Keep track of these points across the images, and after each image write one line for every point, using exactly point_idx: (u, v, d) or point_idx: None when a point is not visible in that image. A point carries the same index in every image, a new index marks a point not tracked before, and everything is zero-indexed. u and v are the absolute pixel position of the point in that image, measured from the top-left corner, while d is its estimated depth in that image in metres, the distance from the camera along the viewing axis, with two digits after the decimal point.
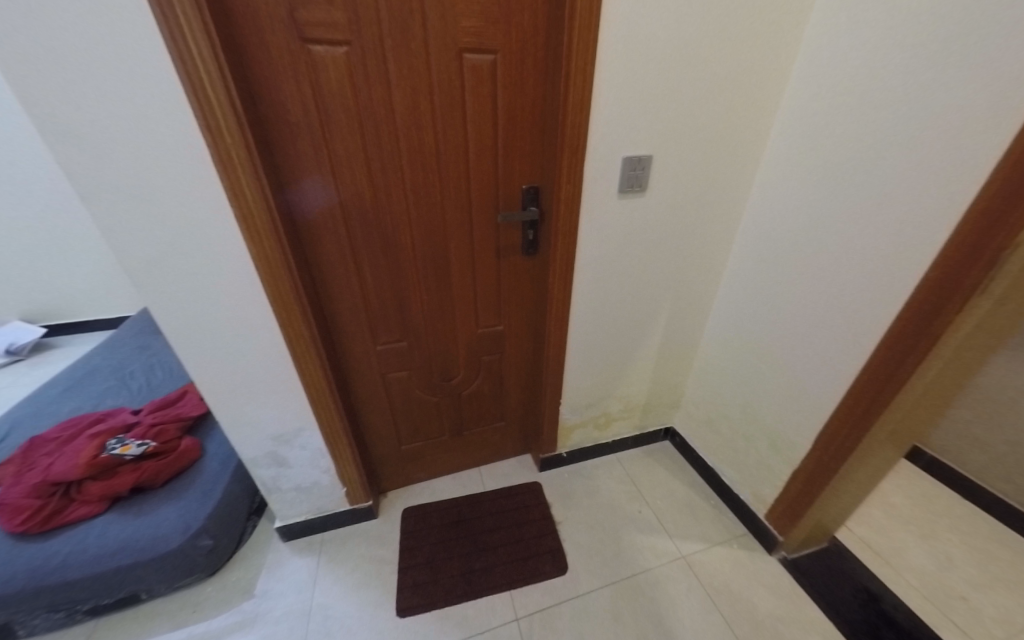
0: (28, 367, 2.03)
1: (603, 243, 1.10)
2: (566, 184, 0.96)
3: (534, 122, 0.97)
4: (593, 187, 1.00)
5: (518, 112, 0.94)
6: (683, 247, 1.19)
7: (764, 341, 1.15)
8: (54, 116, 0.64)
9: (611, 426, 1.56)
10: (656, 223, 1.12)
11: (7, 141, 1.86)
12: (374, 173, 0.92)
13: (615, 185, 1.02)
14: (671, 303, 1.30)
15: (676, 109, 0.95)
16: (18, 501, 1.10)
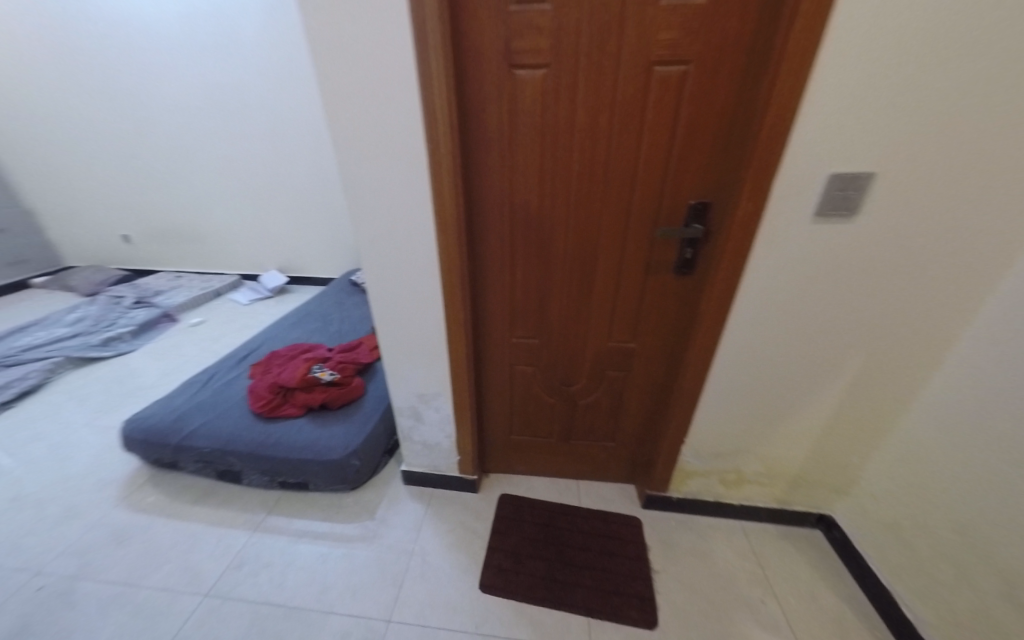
0: (277, 304, 2.87)
1: (777, 273, 0.96)
2: (745, 202, 0.87)
3: (719, 135, 0.90)
4: (778, 207, 0.88)
5: (702, 124, 0.89)
6: (893, 294, 0.94)
7: (1015, 442, 0.82)
8: (341, 126, 0.89)
9: (743, 488, 1.33)
10: (860, 258, 0.91)
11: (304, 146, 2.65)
12: (544, 179, 1.00)
13: (812, 209, 0.87)
14: (860, 361, 1.04)
15: (922, 120, 0.76)
16: (260, 392, 1.58)
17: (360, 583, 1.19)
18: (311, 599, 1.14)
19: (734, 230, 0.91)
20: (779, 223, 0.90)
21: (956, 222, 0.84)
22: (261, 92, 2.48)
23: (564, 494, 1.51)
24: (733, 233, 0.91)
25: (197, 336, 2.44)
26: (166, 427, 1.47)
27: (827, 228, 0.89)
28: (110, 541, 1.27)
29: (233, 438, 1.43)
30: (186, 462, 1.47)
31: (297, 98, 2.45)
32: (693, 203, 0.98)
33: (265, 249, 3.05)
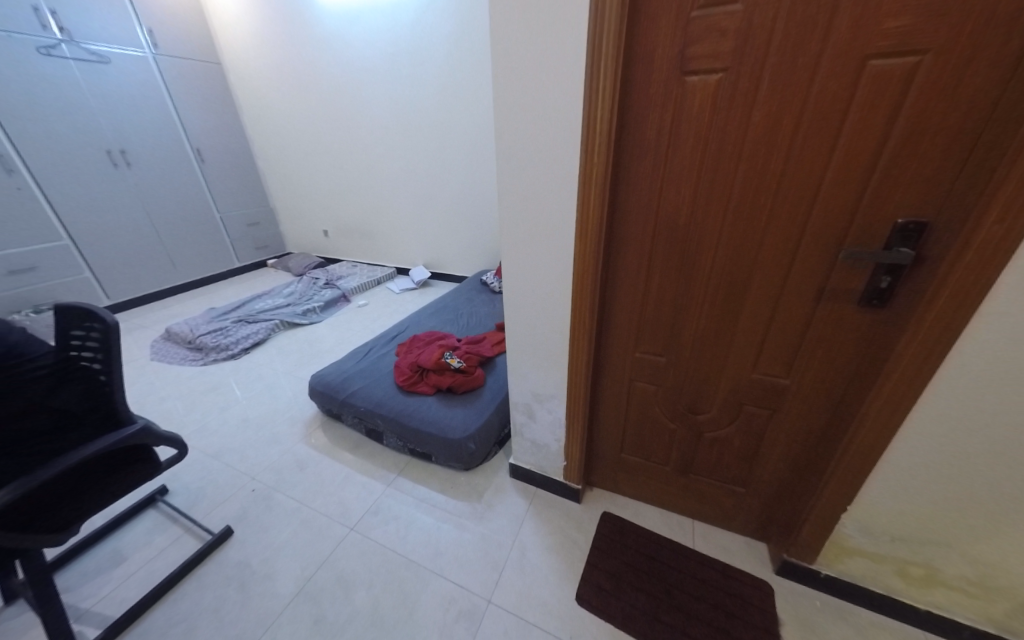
0: (420, 295, 3.31)
1: None
2: (993, 225, 0.69)
3: (957, 138, 0.71)
4: None
5: (931, 126, 0.72)
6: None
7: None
8: (507, 139, 0.98)
9: (928, 588, 1.03)
10: None
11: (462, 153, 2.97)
12: (699, 190, 0.93)
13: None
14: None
15: None
16: (403, 368, 1.85)
17: (468, 558, 1.29)
18: (426, 558, 1.29)
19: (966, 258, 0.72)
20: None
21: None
22: (438, 111, 2.90)
23: (676, 530, 1.38)
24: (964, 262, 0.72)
25: (361, 316, 2.97)
26: (337, 384, 1.83)
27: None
28: (294, 466, 1.64)
29: (381, 403, 1.70)
30: (345, 416, 1.80)
31: (466, 115, 2.82)
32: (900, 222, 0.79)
33: (417, 246, 3.55)
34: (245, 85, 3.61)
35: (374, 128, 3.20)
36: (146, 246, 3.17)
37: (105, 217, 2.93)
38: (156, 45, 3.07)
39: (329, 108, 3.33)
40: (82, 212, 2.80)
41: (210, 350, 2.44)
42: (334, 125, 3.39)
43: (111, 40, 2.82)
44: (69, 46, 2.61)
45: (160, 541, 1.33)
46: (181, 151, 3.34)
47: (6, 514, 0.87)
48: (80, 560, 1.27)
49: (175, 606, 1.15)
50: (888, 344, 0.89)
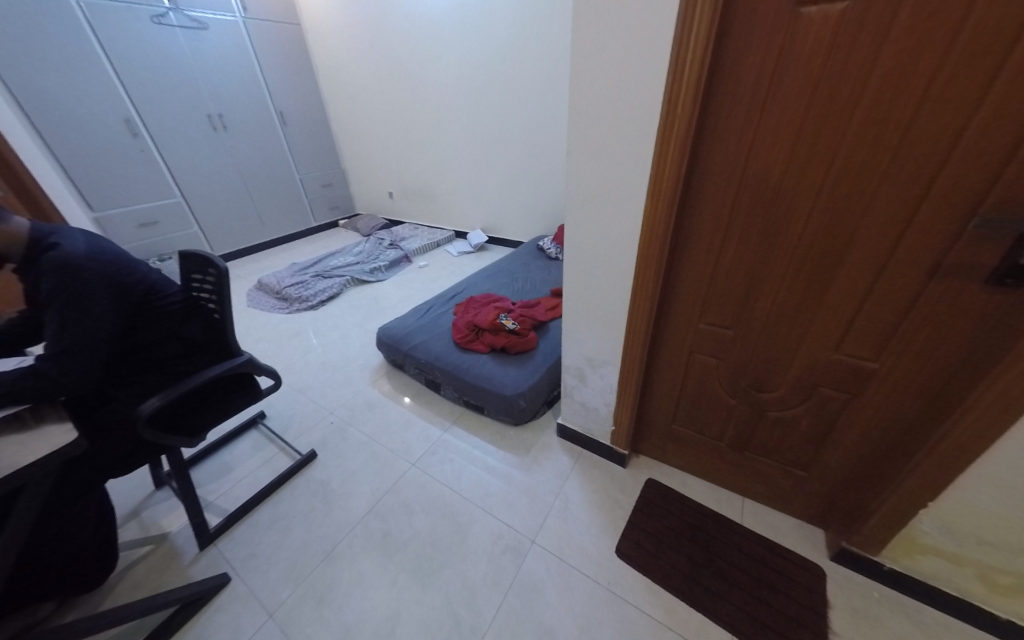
0: (477, 258, 3.36)
1: None
2: None
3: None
4: None
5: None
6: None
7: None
8: (582, 91, 0.93)
9: (1014, 599, 0.94)
10: None
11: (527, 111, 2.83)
12: (799, 144, 0.82)
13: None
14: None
15: None
16: (460, 326, 1.93)
17: (515, 503, 1.39)
18: (476, 498, 1.40)
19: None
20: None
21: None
22: (503, 65, 2.77)
23: (725, 505, 1.37)
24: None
25: (423, 276, 3.10)
26: (400, 337, 1.97)
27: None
28: (363, 406, 1.83)
29: (439, 357, 1.81)
30: (407, 367, 1.95)
31: (531, 68, 2.67)
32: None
33: (477, 208, 3.56)
34: (320, 46, 3.68)
35: (440, 85, 3.15)
36: (240, 202, 3.51)
37: (208, 177, 3.26)
38: (246, 8, 3.20)
39: (399, 67, 3.32)
40: (189, 172, 3.14)
41: (294, 300, 2.72)
42: (401, 82, 3.37)
43: (208, 5, 3.00)
44: (175, 14, 2.82)
45: (259, 457, 1.57)
46: (267, 114, 3.56)
47: (178, 410, 1.13)
48: (205, 462, 1.56)
49: (274, 508, 1.38)
50: (1009, 329, 0.77)
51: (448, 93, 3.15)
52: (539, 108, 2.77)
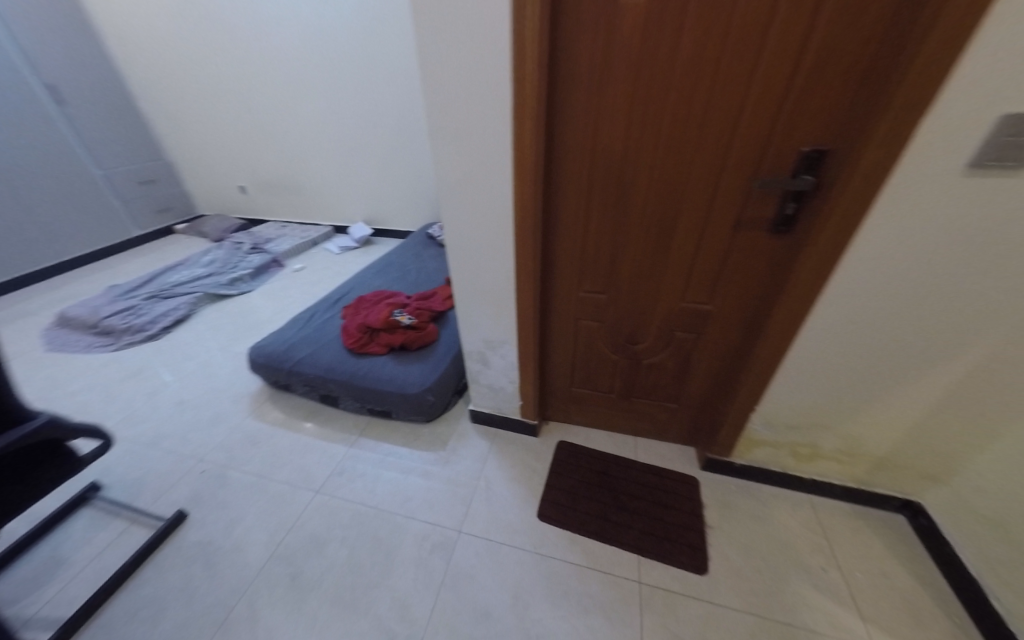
0: (362, 253, 3.11)
1: (899, 238, 0.84)
2: (874, 149, 0.76)
3: (854, 66, 0.77)
4: (915, 158, 0.76)
5: (836, 50, 0.76)
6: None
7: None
8: (434, 72, 0.90)
9: (815, 462, 1.28)
10: (1015, 223, 0.77)
11: (390, 89, 2.67)
12: (632, 121, 0.93)
13: (967, 156, 0.73)
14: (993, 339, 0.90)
15: None
16: (350, 330, 1.78)
17: (436, 499, 1.37)
18: (395, 506, 1.35)
19: (857, 182, 0.80)
20: (922, 173, 0.76)
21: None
22: (358, 41, 2.55)
23: (622, 447, 1.56)
24: (853, 183, 0.80)
25: (298, 280, 2.76)
26: (279, 354, 1.73)
27: (983, 181, 0.75)
28: (244, 442, 1.58)
29: (331, 368, 1.65)
30: (294, 386, 1.74)
31: (390, 44, 2.50)
32: (805, 150, 0.87)
33: (351, 199, 3.27)
34: (115, 14, 2.99)
35: (285, 58, 2.77)
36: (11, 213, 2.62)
37: None
38: None
39: (228, 36, 2.82)
40: None
41: (124, 332, 2.17)
42: (235, 53, 2.87)
43: None
44: None
45: (102, 538, 1.25)
46: (32, 91, 2.67)
47: None
48: (14, 568, 1.18)
49: (135, 594, 1.12)
50: (786, 265, 1.01)
51: (297, 69, 2.78)
52: (403, 86, 2.63)
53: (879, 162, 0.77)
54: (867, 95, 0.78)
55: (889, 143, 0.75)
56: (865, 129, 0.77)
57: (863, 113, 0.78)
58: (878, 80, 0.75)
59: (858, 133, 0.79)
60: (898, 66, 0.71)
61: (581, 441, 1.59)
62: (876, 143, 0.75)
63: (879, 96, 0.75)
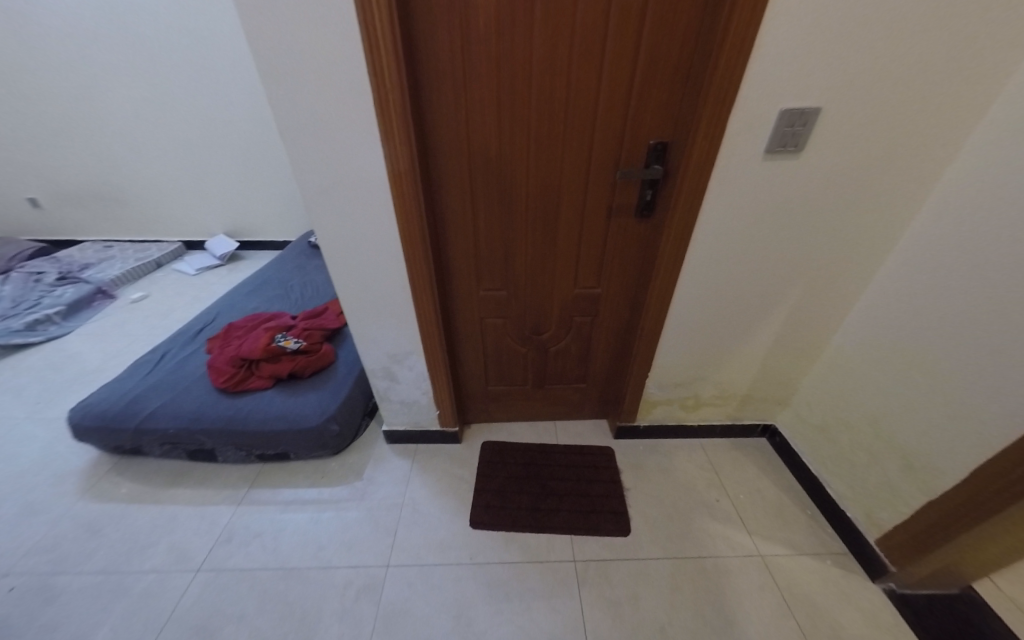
0: (228, 272, 2.65)
1: (730, 213, 1.00)
2: (701, 139, 0.88)
3: (677, 68, 0.88)
4: (731, 146, 0.90)
5: (661, 53, 0.87)
6: (836, 221, 1.01)
7: (928, 343, 0.96)
8: (273, 63, 0.79)
9: (700, 410, 1.48)
10: (804, 194, 0.97)
11: (236, 81, 2.34)
12: (501, 118, 0.94)
13: (764, 143, 0.90)
14: (804, 286, 1.14)
15: (863, 56, 0.79)
16: (222, 366, 1.51)
17: (357, 538, 1.25)
18: (308, 559, 1.19)
19: (692, 169, 0.93)
20: (737, 158, 0.92)
21: (893, 155, 0.90)
22: (192, 26, 2.19)
23: (543, 434, 1.61)
24: (691, 169, 0.93)
25: (142, 313, 2.24)
26: (123, 411, 1.39)
27: (778, 163, 0.92)
28: (85, 535, 1.23)
29: (200, 417, 1.37)
30: (152, 447, 1.41)
31: (236, 32, 2.21)
32: (652, 142, 0.98)
33: (205, 212, 2.77)
34: None
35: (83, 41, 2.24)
36: None
37: None
38: None
39: None
40: None
41: None
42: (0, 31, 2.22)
43: None
44: None
45: None
46: None
47: None
48: None
49: None
50: (652, 246, 1.13)
51: (106, 56, 2.28)
52: (252, 78, 2.32)
53: (705, 151, 0.90)
54: (689, 94, 0.90)
55: (710, 135, 0.88)
56: (691, 122, 0.90)
57: (688, 109, 0.91)
58: (695, 80, 0.87)
59: (687, 126, 0.92)
60: (706, 69, 0.83)
61: (504, 437, 1.60)
62: (701, 135, 0.88)
63: (697, 94, 0.87)
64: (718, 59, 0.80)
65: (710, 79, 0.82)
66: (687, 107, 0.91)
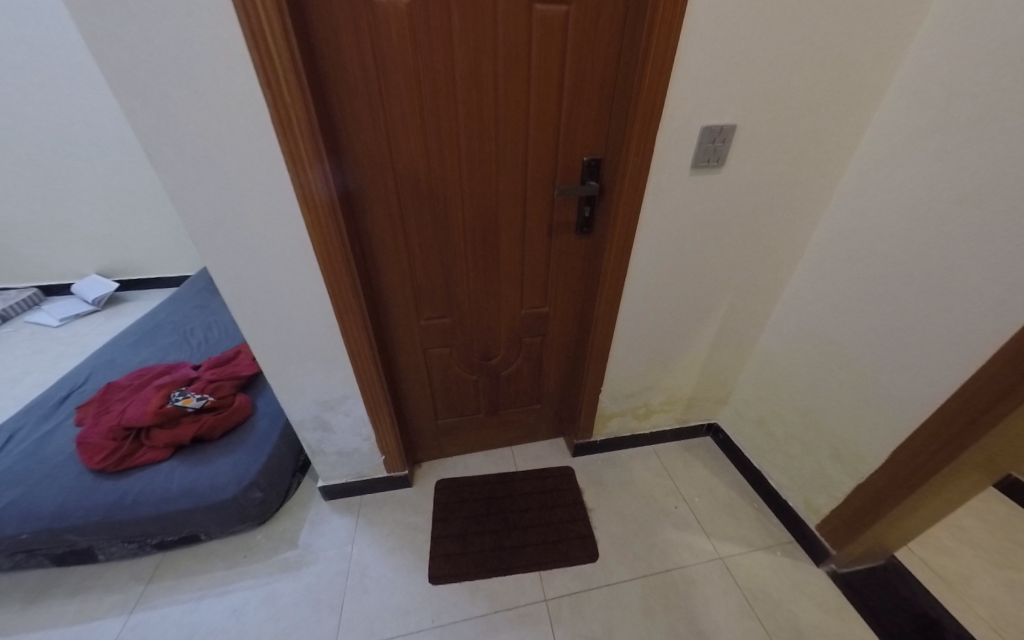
0: (107, 318, 2.23)
1: (665, 226, 1.02)
2: (634, 155, 0.88)
3: (603, 83, 0.87)
4: (661, 163, 0.91)
5: (586, 67, 0.84)
6: (756, 230, 1.08)
7: (843, 336, 1.05)
8: (128, 74, 0.63)
9: (651, 417, 1.50)
10: (728, 206, 1.02)
11: (83, 98, 1.98)
12: (428, 134, 0.86)
13: (690, 159, 0.92)
14: (735, 291, 1.20)
15: (768, 77, 0.84)
16: (99, 441, 1.22)
17: (293, 626, 1.05)
18: None
19: (628, 184, 0.92)
20: (668, 173, 0.93)
21: (798, 167, 0.98)
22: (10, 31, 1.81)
23: (500, 462, 1.52)
24: (626, 185, 0.92)
25: None
26: None
27: (704, 177, 0.95)
28: None
29: (71, 510, 1.10)
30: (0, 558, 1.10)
31: (74, 38, 1.87)
32: (587, 157, 0.96)
33: (72, 249, 2.31)
34: None
35: None
36: None
37: None
38: None
39: None
40: None
41: None
42: None
43: None
44: None
45: None
46: None
47: None
48: None
49: None
50: (595, 261, 1.11)
51: None
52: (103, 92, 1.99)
53: (638, 167, 0.89)
54: (617, 109, 0.89)
55: (643, 149, 0.87)
56: (622, 137, 0.89)
57: (617, 125, 0.90)
58: (622, 95, 0.86)
59: (618, 141, 0.91)
60: (631, 86, 0.83)
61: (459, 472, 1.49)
62: (634, 149, 0.87)
63: (624, 110, 0.86)
64: (642, 77, 0.79)
65: (636, 96, 0.82)
66: (616, 122, 0.90)
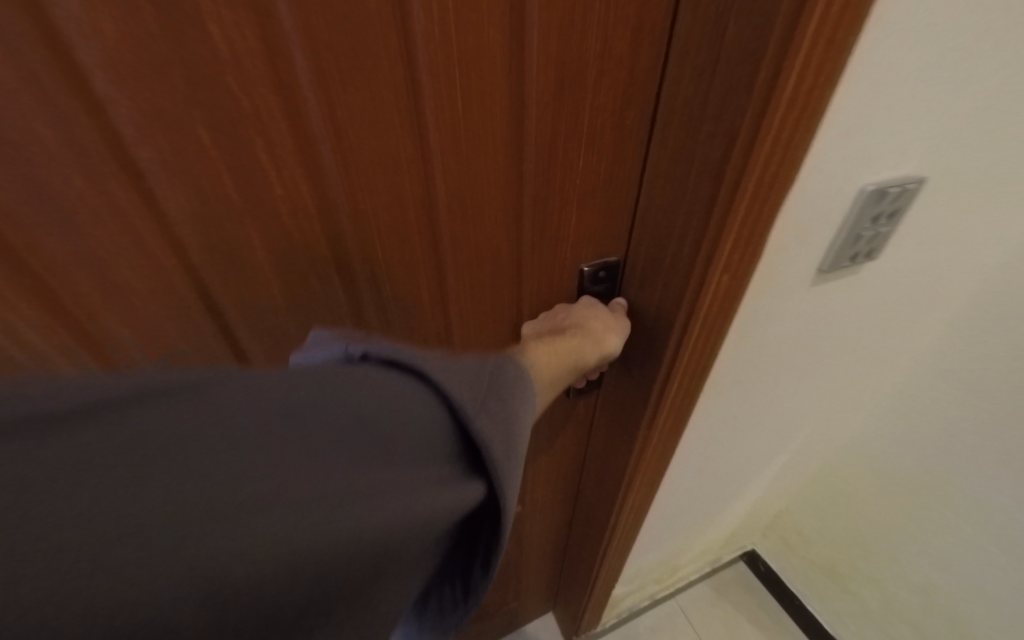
0: None
1: (739, 375, 0.49)
2: (717, 279, 0.33)
3: (623, 84, 0.30)
4: (762, 280, 0.37)
5: (574, 36, 0.27)
6: (872, 341, 0.57)
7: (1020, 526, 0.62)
8: None
9: (677, 573, 1.01)
10: (851, 320, 0.50)
11: None
12: (70, 295, 0.24)
13: (816, 263, 0.39)
14: (811, 426, 0.72)
15: None
16: None
17: None
18: None
19: (694, 337, 0.37)
20: (768, 295, 0.39)
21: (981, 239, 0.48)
22: None
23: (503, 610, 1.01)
24: (686, 339, 0.37)
25: None
26: None
27: (830, 287, 0.43)
28: None
29: None
30: None
31: None
32: (586, 265, 0.39)
33: None
34: None
35: None
36: None
37: None
38: None
39: None
40: None
41: None
42: None
43: None
44: None
45: None
46: None
47: None
48: None
49: None
50: (602, 436, 0.56)
51: None
52: None
53: (722, 302, 0.35)
54: (658, 157, 0.33)
55: (742, 263, 0.32)
56: (678, 232, 0.33)
57: (659, 197, 0.34)
58: (675, 119, 0.30)
59: (666, 238, 0.35)
60: (715, 102, 0.27)
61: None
62: (722, 269, 0.32)
63: (682, 161, 0.31)
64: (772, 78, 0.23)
65: (739, 130, 0.26)
66: (652, 186, 0.34)
